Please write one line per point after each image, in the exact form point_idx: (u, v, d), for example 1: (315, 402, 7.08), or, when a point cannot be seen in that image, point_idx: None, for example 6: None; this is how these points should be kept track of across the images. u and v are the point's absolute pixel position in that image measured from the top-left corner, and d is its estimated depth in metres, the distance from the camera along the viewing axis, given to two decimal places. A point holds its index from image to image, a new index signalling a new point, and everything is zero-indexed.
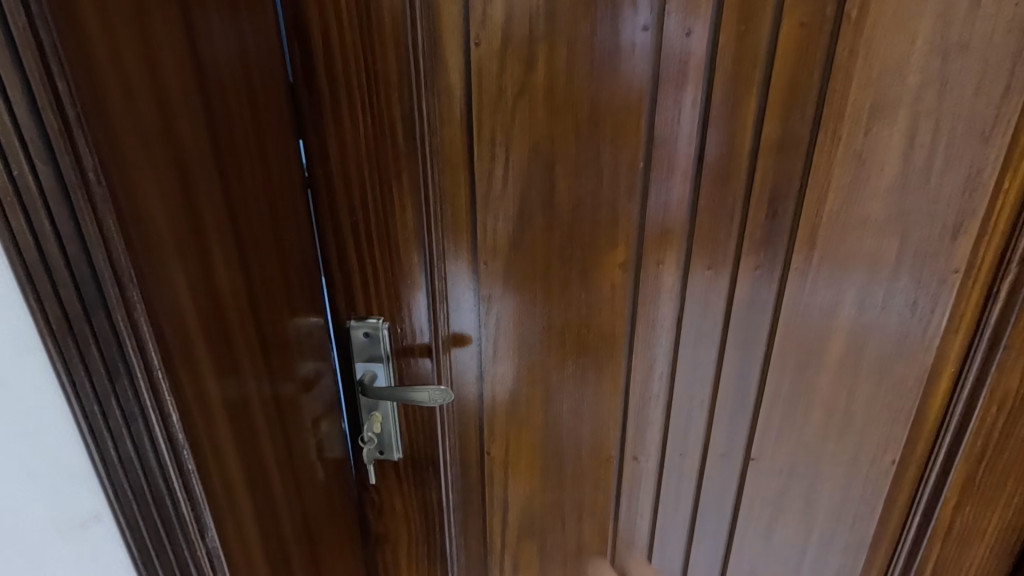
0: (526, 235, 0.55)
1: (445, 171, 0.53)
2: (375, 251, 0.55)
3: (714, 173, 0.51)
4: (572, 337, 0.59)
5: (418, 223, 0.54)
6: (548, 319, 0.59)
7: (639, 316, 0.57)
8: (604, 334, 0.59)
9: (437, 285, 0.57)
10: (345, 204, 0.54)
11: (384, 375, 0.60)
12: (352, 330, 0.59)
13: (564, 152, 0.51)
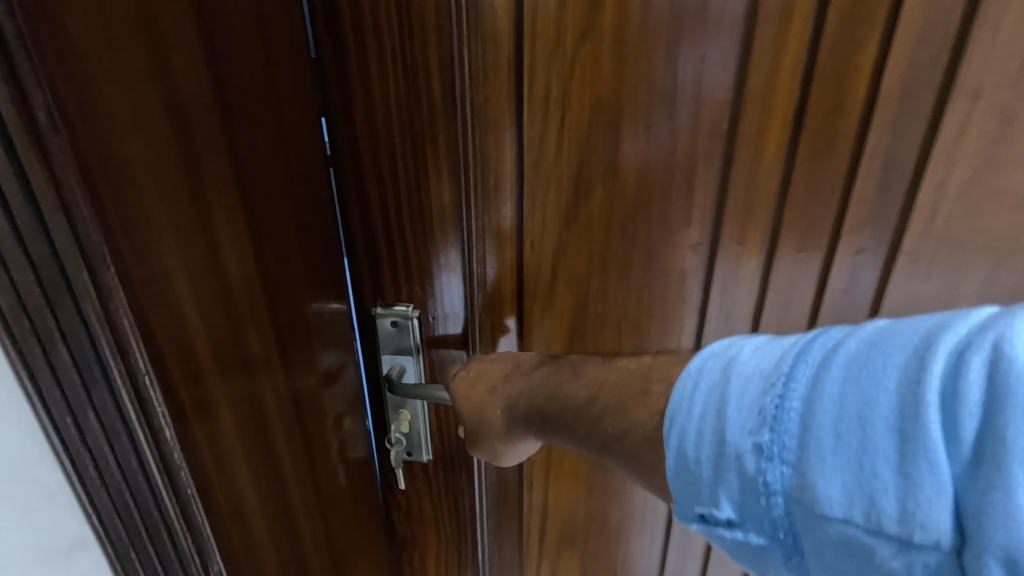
0: (581, 210, 0.47)
1: (488, 135, 0.45)
2: (406, 229, 0.47)
3: (816, 139, 0.43)
4: (627, 326, 0.51)
5: (456, 197, 0.45)
6: (600, 304, 0.51)
7: (707, 305, 0.50)
8: (667, 326, 0.51)
9: (477, 269, 0.49)
10: (373, 173, 0.45)
11: (413, 370, 0.53)
12: (378, 319, 0.51)
13: (632, 111, 0.43)
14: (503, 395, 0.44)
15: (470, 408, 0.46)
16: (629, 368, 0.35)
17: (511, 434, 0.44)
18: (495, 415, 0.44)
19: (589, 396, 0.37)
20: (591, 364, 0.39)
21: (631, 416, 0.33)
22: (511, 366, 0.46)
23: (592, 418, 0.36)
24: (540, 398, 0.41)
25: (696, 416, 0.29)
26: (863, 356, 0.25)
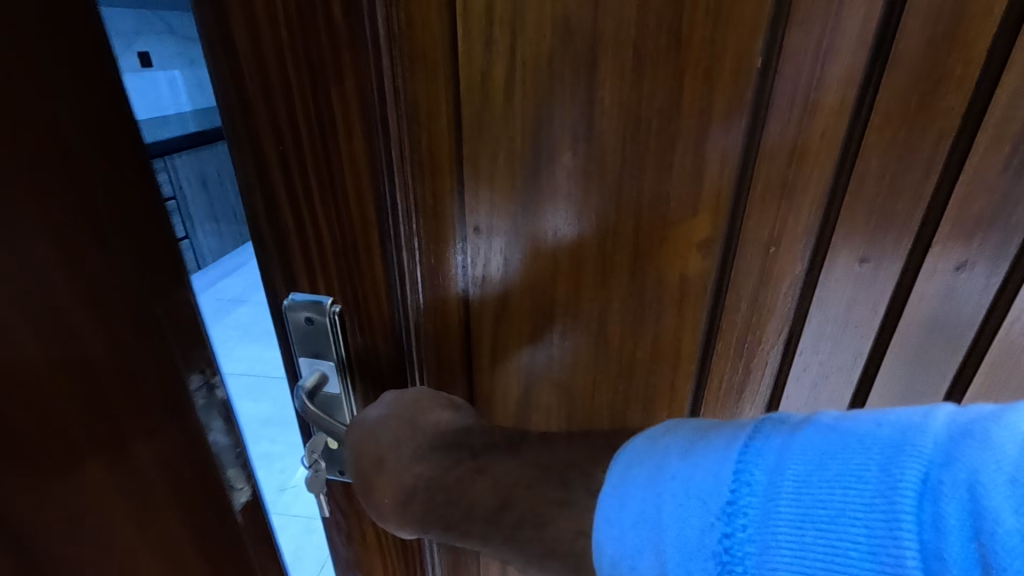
0: (540, 186, 0.33)
1: (417, 68, 0.31)
2: (318, 203, 0.34)
3: (900, 93, 0.31)
4: (608, 348, 0.38)
5: (378, 158, 0.32)
6: (570, 322, 0.37)
7: (722, 323, 0.36)
8: (660, 347, 0.37)
9: (413, 264, 0.36)
10: (266, 121, 0.32)
11: (338, 378, 0.41)
12: (290, 313, 0.38)
13: (617, 33, 0.28)
14: (396, 483, 0.37)
15: (363, 480, 0.38)
16: (533, 473, 0.34)
17: (404, 521, 0.38)
18: (387, 500, 0.38)
19: (501, 501, 0.35)
20: (501, 458, 0.36)
21: (551, 526, 0.33)
22: (405, 433, 0.37)
23: (507, 525, 0.34)
24: (439, 498, 0.36)
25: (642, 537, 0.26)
26: (803, 471, 0.23)
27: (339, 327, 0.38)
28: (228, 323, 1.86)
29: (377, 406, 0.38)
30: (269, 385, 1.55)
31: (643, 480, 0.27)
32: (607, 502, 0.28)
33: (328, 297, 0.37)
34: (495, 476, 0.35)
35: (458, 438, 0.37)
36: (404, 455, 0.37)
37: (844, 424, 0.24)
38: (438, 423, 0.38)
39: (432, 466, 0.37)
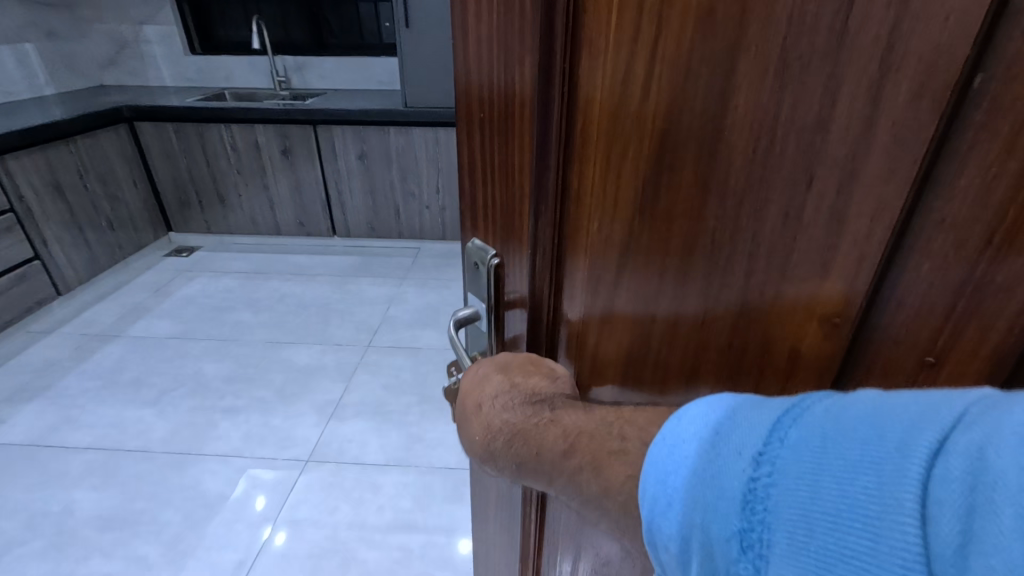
0: (640, 228, 0.41)
1: (579, 124, 0.39)
2: (497, 195, 0.48)
3: None
4: (694, 383, 0.48)
5: (542, 172, 0.42)
6: (668, 330, 0.46)
7: (847, 366, 0.45)
8: (765, 383, 0.47)
9: (546, 244, 0.45)
10: (488, 135, 0.46)
11: (485, 319, 0.54)
12: (471, 252, 0.54)
13: (750, 130, 0.36)
14: (485, 423, 0.48)
15: (466, 413, 0.51)
16: (595, 427, 0.43)
17: (486, 454, 0.49)
18: (477, 436, 0.49)
19: (567, 447, 0.44)
20: (571, 414, 0.46)
21: (605, 472, 0.41)
22: (507, 386, 0.48)
23: (568, 466, 0.43)
24: (505, 440, 0.47)
25: (680, 463, 0.36)
26: (831, 432, 0.31)
27: (493, 276, 0.52)
28: (90, 374, 2.57)
29: (491, 364, 0.51)
30: (114, 470, 2.04)
31: (697, 434, 0.37)
32: (658, 444, 0.38)
33: (493, 249, 0.51)
34: (566, 426, 0.45)
35: (541, 397, 0.47)
36: (496, 402, 0.48)
37: (881, 405, 0.31)
38: (535, 386, 0.48)
39: (516, 420, 0.46)
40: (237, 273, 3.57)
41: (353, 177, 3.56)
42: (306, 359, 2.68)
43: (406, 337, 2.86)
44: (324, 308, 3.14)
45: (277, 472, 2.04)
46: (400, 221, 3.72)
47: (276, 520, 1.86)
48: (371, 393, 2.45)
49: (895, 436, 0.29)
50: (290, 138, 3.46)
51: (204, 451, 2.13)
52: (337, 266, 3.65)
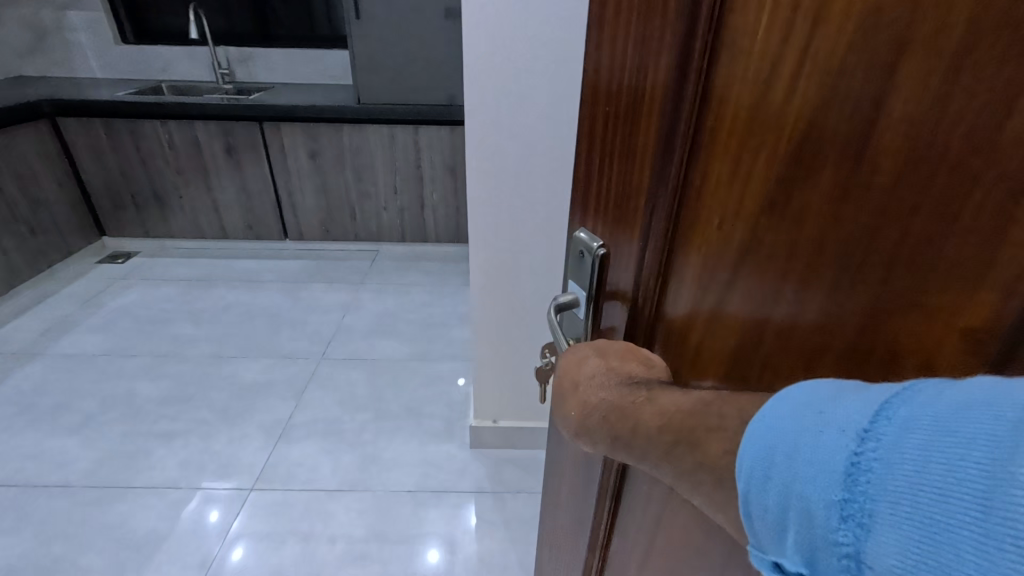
0: (761, 228, 0.42)
1: (705, 130, 0.43)
2: (614, 189, 0.55)
3: None
4: None
5: (664, 171, 0.47)
6: (780, 337, 0.44)
7: None
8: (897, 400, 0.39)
9: (658, 235, 0.50)
10: (611, 138, 0.54)
11: (584, 305, 0.62)
12: (576, 242, 0.62)
13: (901, 123, 0.32)
14: (582, 402, 0.53)
15: (565, 391, 0.56)
16: (690, 408, 0.43)
17: (581, 427, 0.54)
18: (574, 411, 0.54)
19: (661, 423, 0.45)
20: (667, 396, 0.47)
21: (702, 448, 0.41)
22: (602, 368, 0.54)
23: (663, 443, 0.45)
24: (599, 417, 0.51)
25: (777, 445, 0.33)
26: (941, 413, 0.27)
27: (598, 265, 0.59)
28: (6, 399, 2.31)
29: (587, 348, 0.57)
30: (34, 507, 1.85)
31: (798, 415, 0.33)
32: (757, 424, 0.36)
33: (599, 239, 0.58)
34: (661, 406, 0.47)
35: (635, 381, 0.51)
36: (594, 383, 0.53)
37: (999, 396, 0.26)
38: (632, 371, 0.53)
39: (611, 400, 0.50)
40: (178, 280, 3.32)
41: (305, 177, 3.37)
42: (253, 375, 2.51)
43: (362, 347, 2.72)
44: (274, 318, 2.96)
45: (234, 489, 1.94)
46: (356, 223, 3.56)
47: (227, 538, 1.78)
48: (325, 411, 2.31)
49: (1013, 417, 0.24)
50: (234, 136, 3.23)
51: (136, 482, 1.96)
52: (290, 271, 3.46)
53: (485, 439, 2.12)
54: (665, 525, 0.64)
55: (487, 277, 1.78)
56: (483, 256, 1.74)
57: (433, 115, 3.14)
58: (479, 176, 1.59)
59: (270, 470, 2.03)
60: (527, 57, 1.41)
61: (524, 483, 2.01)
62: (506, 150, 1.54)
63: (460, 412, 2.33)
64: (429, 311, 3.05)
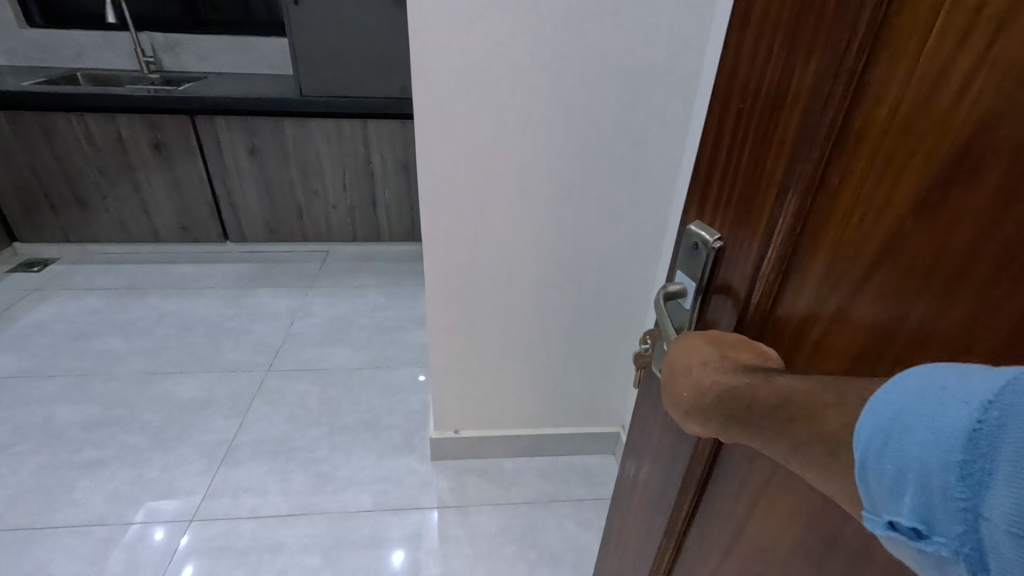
0: (903, 235, 0.39)
1: (850, 127, 0.41)
2: (738, 184, 0.52)
3: None
4: None
5: (797, 169, 0.45)
6: (914, 346, 0.40)
7: None
8: None
9: (783, 234, 0.48)
10: (735, 131, 0.51)
11: (692, 296, 0.59)
12: (689, 235, 0.59)
13: None
14: (696, 383, 0.50)
15: (675, 371, 0.53)
16: (814, 383, 0.40)
17: (693, 410, 0.51)
18: (685, 394, 0.51)
19: (780, 399, 0.42)
20: (785, 378, 0.44)
21: (821, 421, 0.38)
22: (712, 350, 0.50)
23: (779, 420, 0.41)
24: (714, 396, 0.48)
25: (892, 418, 0.31)
26: None
27: (714, 258, 0.56)
28: None
29: (700, 336, 0.53)
30: None
31: (923, 390, 0.30)
32: (877, 400, 0.33)
33: (717, 233, 0.56)
34: (781, 387, 0.43)
35: (750, 368, 0.47)
36: (709, 365, 0.49)
37: None
38: (747, 361, 0.49)
39: (729, 382, 0.47)
40: (105, 289, 3.03)
41: (244, 174, 3.15)
42: (193, 392, 2.32)
43: (313, 356, 2.57)
44: (215, 327, 2.75)
45: (184, 505, 1.83)
46: (303, 223, 3.36)
47: (178, 556, 1.67)
48: (274, 427, 2.16)
49: None
50: (163, 130, 2.97)
51: (58, 519, 1.76)
52: (231, 276, 3.24)
53: (446, 450, 2.04)
54: (752, 514, 0.63)
55: (448, 282, 1.69)
56: (438, 261, 1.64)
57: (381, 108, 2.98)
58: (430, 180, 1.48)
59: (211, 497, 1.87)
60: (477, 51, 1.31)
61: (488, 494, 1.94)
62: (461, 149, 1.45)
63: (421, 422, 2.23)
64: (384, 315, 2.92)
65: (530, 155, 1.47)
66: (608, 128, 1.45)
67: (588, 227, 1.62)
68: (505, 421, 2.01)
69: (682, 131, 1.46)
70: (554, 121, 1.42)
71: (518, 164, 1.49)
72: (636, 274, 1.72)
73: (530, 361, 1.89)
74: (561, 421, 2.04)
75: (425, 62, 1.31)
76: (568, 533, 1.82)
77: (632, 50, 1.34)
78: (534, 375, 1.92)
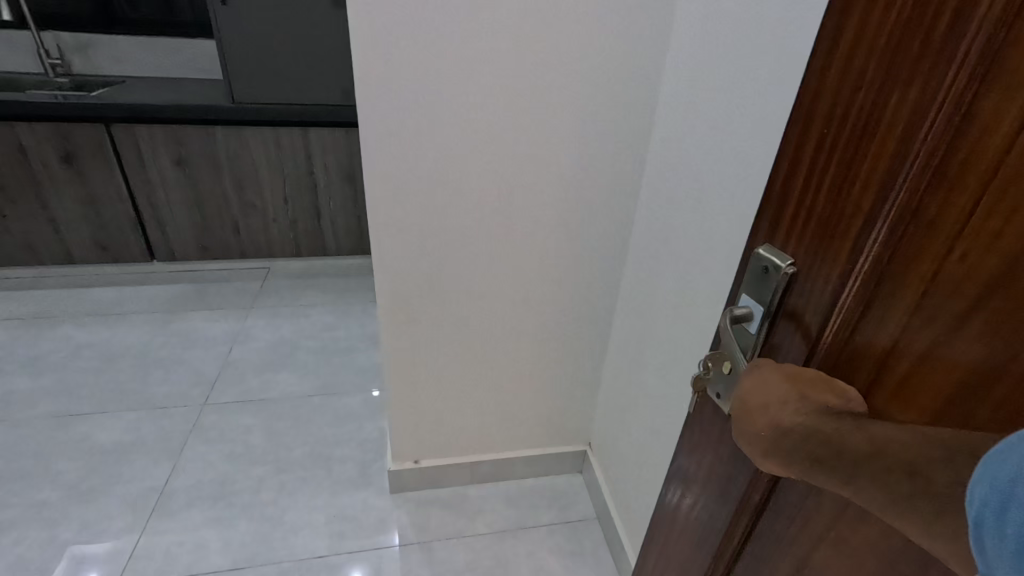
0: (1002, 280, 0.39)
1: (947, 168, 0.41)
2: (815, 216, 0.53)
3: None
4: None
5: (886, 204, 0.46)
6: (1016, 388, 0.39)
7: None
8: None
9: (869, 267, 0.49)
10: (815, 162, 0.52)
11: (758, 320, 0.61)
12: (758, 258, 0.61)
13: None
14: (773, 421, 0.46)
15: (748, 408, 0.48)
16: (916, 437, 0.35)
17: (771, 450, 0.46)
18: (761, 433, 0.47)
19: (872, 450, 0.37)
20: (877, 428, 0.39)
21: (924, 478, 0.33)
22: (793, 388, 0.46)
23: (872, 471, 0.37)
24: (794, 437, 0.44)
25: (1010, 481, 0.27)
26: None
27: (785, 283, 0.58)
28: None
29: (779, 371, 0.49)
30: None
31: None
32: (991, 456, 0.29)
33: (789, 258, 0.57)
34: (874, 434, 0.39)
35: (838, 413, 0.43)
36: (788, 404, 0.45)
37: None
38: (832, 403, 0.44)
39: (816, 424, 0.43)
40: (9, 320, 2.69)
41: (171, 187, 2.88)
42: (114, 435, 2.08)
43: (255, 385, 2.36)
44: (140, 358, 2.49)
45: (109, 566, 1.62)
46: (240, 239, 3.12)
47: None
48: (211, 469, 1.96)
49: None
50: (73, 141, 2.67)
51: None
52: (159, 300, 2.95)
53: (406, 481, 1.91)
54: (814, 553, 0.58)
55: (404, 306, 1.57)
56: (389, 284, 1.52)
57: (323, 115, 2.80)
58: (380, 198, 1.37)
59: (140, 554, 1.66)
60: (425, 59, 1.21)
61: (454, 526, 1.83)
62: (413, 164, 1.34)
63: (377, 452, 2.08)
64: (333, 335, 2.74)
65: (486, 168, 1.39)
66: (570, 139, 1.38)
67: (556, 243, 1.55)
68: (468, 446, 1.91)
69: (643, 144, 1.42)
70: (517, 132, 1.35)
71: (478, 178, 1.40)
72: (605, 289, 1.67)
73: (498, 382, 1.80)
74: (529, 442, 1.96)
75: (369, 71, 1.20)
76: (539, 562, 1.74)
77: (590, 59, 1.28)
78: (503, 396, 1.83)
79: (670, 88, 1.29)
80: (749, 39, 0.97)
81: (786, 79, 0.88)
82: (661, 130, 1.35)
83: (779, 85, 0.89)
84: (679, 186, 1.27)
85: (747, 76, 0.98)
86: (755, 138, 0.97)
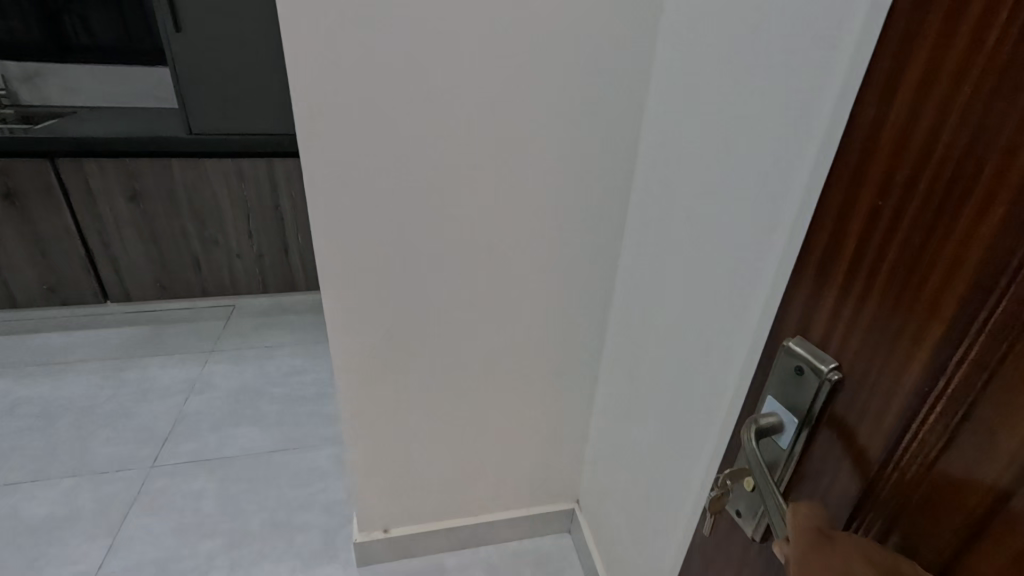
0: None
1: None
2: (872, 316, 0.44)
3: None
4: None
5: (972, 314, 0.37)
6: None
7: None
8: None
9: (950, 389, 0.39)
10: (873, 252, 0.44)
11: (792, 431, 0.53)
12: (788, 359, 0.53)
13: None
14: None
15: None
16: None
17: None
18: None
19: None
20: None
21: None
22: None
23: None
24: None
25: None
26: None
27: (828, 392, 0.49)
28: None
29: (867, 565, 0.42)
30: None
31: None
32: None
33: (832, 360, 0.48)
34: None
35: None
36: None
37: None
38: None
39: None
40: None
41: (124, 225, 2.69)
42: (47, 507, 1.85)
43: (212, 441, 2.15)
44: (84, 414, 2.26)
45: None
46: (200, 277, 2.91)
47: None
48: (154, 546, 1.74)
49: None
50: (13, 178, 2.47)
51: None
52: (111, 345, 2.73)
53: (374, 554, 1.71)
54: None
55: (365, 364, 1.40)
56: (346, 341, 1.35)
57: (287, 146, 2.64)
58: (331, 249, 1.21)
59: None
60: (373, 96, 1.07)
61: None
62: (364, 210, 1.19)
63: (345, 518, 1.88)
64: (299, 381, 2.54)
65: (449, 211, 1.24)
66: (543, 178, 1.24)
67: (533, 290, 1.40)
68: (443, 511, 1.72)
69: (625, 182, 1.28)
70: (483, 173, 1.20)
71: (442, 223, 1.25)
72: (590, 336, 1.52)
73: (475, 440, 1.62)
74: (510, 502, 1.78)
75: (310, 112, 1.06)
76: None
77: (560, 90, 1.14)
78: (481, 455, 1.66)
79: (651, 123, 1.16)
80: (734, 71, 0.84)
81: (782, 120, 0.74)
82: (643, 166, 1.21)
83: (774, 127, 0.76)
84: (665, 232, 1.12)
85: (734, 112, 0.85)
86: (748, 187, 0.83)
